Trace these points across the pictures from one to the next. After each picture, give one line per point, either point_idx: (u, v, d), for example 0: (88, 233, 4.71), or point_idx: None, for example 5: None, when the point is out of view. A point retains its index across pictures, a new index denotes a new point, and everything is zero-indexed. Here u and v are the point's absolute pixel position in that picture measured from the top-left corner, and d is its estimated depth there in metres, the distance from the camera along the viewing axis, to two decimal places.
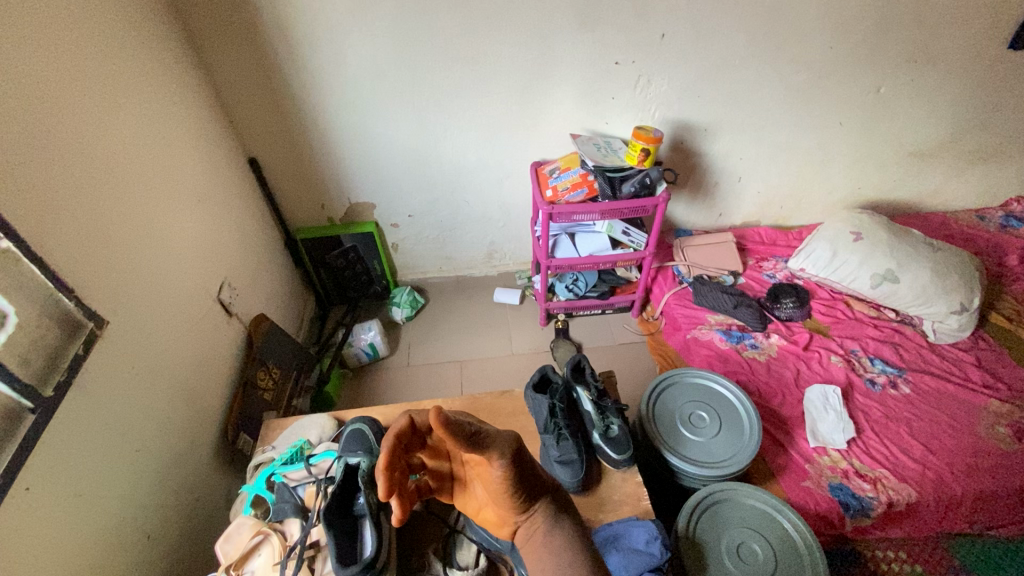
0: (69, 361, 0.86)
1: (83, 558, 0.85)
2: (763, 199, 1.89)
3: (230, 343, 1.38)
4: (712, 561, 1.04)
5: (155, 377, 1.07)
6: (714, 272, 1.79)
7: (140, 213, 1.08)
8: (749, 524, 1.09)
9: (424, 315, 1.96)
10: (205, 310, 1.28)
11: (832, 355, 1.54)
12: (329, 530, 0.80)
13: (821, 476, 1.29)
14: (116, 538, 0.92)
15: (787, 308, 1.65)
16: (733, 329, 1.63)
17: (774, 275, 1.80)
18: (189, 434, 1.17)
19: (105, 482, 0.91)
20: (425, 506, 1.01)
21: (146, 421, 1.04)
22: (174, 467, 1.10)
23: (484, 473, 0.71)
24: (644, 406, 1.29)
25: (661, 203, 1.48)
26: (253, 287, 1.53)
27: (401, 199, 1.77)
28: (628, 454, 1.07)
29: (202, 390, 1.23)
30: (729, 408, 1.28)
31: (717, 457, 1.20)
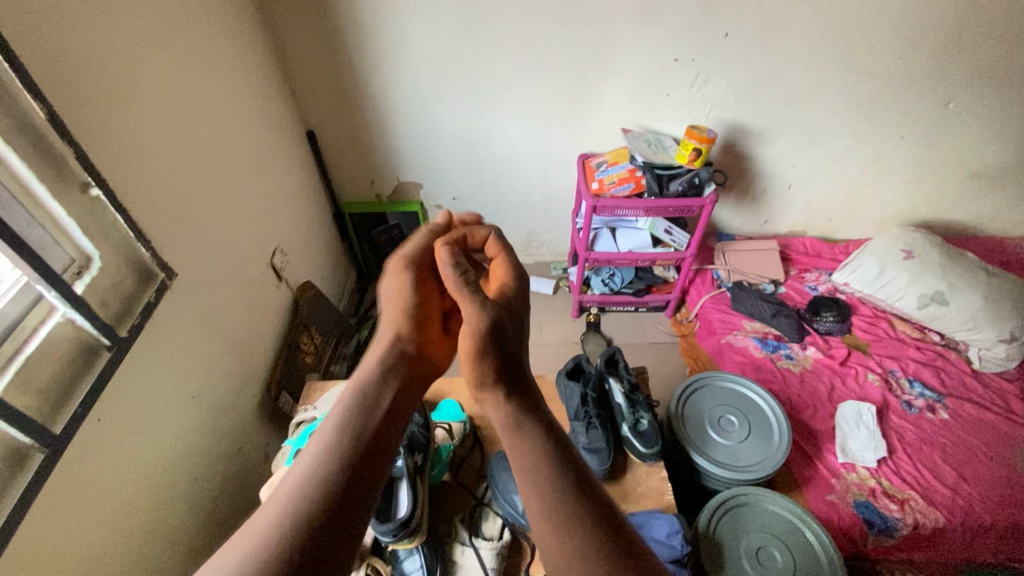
0: (143, 306, 0.92)
1: (141, 488, 0.92)
2: (812, 209, 1.86)
3: (279, 306, 1.45)
4: (730, 561, 1.05)
5: (211, 330, 1.14)
6: (754, 279, 1.77)
7: (208, 174, 1.14)
8: (769, 529, 1.10)
9: None
10: (259, 272, 1.35)
11: (869, 373, 1.51)
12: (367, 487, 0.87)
13: (847, 492, 1.28)
14: (169, 475, 0.99)
15: (827, 321, 1.62)
16: (769, 338, 1.61)
17: (816, 287, 1.76)
18: (237, 388, 1.23)
19: (163, 422, 0.98)
20: (454, 478, 1.06)
21: (201, 370, 1.10)
22: (223, 416, 1.17)
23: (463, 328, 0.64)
24: (673, 404, 1.30)
25: (707, 204, 1.47)
26: (302, 255, 1.60)
27: (448, 182, 1.81)
28: (655, 449, 1.08)
29: (251, 347, 1.30)
30: (760, 415, 1.28)
31: (742, 462, 1.20)
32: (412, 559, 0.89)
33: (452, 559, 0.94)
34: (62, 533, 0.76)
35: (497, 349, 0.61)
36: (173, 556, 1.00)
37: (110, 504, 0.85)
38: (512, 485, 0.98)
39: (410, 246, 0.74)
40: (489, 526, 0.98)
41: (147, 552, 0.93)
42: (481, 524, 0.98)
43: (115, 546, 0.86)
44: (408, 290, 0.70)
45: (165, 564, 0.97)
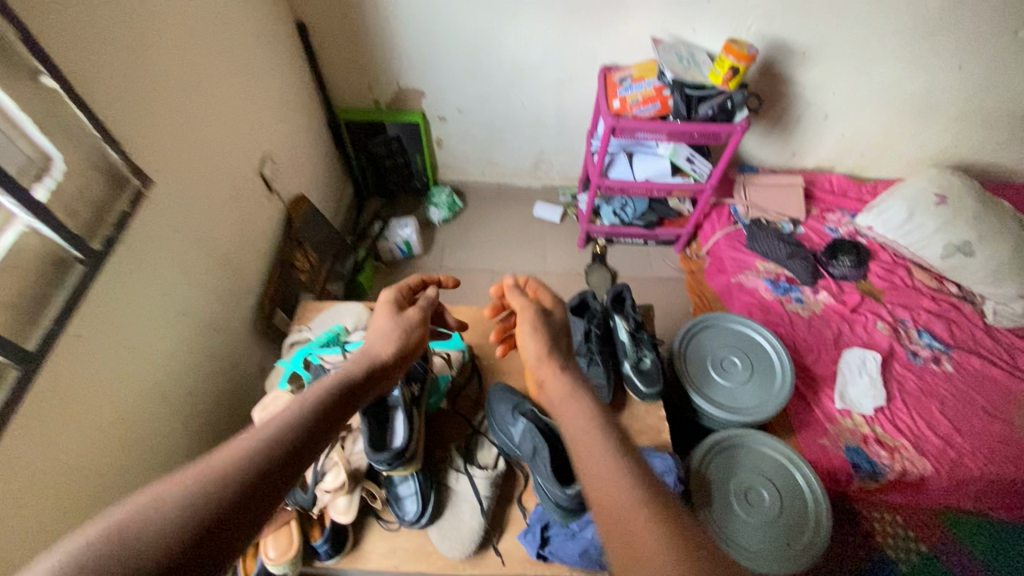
0: (116, 216, 0.84)
1: (132, 405, 0.90)
2: (844, 143, 1.72)
3: (270, 220, 1.36)
4: (719, 500, 1.06)
5: (196, 244, 1.07)
6: (773, 216, 1.67)
7: (185, 67, 1.01)
8: (761, 470, 1.09)
9: (460, 219, 1.91)
10: (247, 183, 1.25)
11: (879, 321, 1.47)
12: (364, 415, 0.84)
13: (839, 437, 1.28)
14: (162, 392, 0.97)
15: (843, 266, 1.55)
16: (782, 279, 1.55)
17: (837, 229, 1.67)
18: (228, 304, 1.18)
19: (151, 339, 0.94)
20: (452, 406, 1.04)
21: (189, 285, 1.05)
22: (215, 334, 1.14)
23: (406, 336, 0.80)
24: (676, 344, 1.26)
25: (737, 132, 1.35)
26: (294, 165, 1.48)
27: (453, 92, 1.65)
28: (656, 388, 1.06)
29: (241, 264, 1.24)
30: (764, 357, 1.25)
31: (741, 405, 1.19)
32: (407, 485, 0.89)
33: (448, 485, 0.94)
34: (50, 448, 0.74)
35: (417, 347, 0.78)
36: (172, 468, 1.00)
37: (99, 419, 0.82)
38: (509, 417, 0.97)
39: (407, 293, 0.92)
40: (485, 455, 0.98)
41: (144, 465, 0.92)
42: (478, 453, 0.98)
43: (109, 460, 0.85)
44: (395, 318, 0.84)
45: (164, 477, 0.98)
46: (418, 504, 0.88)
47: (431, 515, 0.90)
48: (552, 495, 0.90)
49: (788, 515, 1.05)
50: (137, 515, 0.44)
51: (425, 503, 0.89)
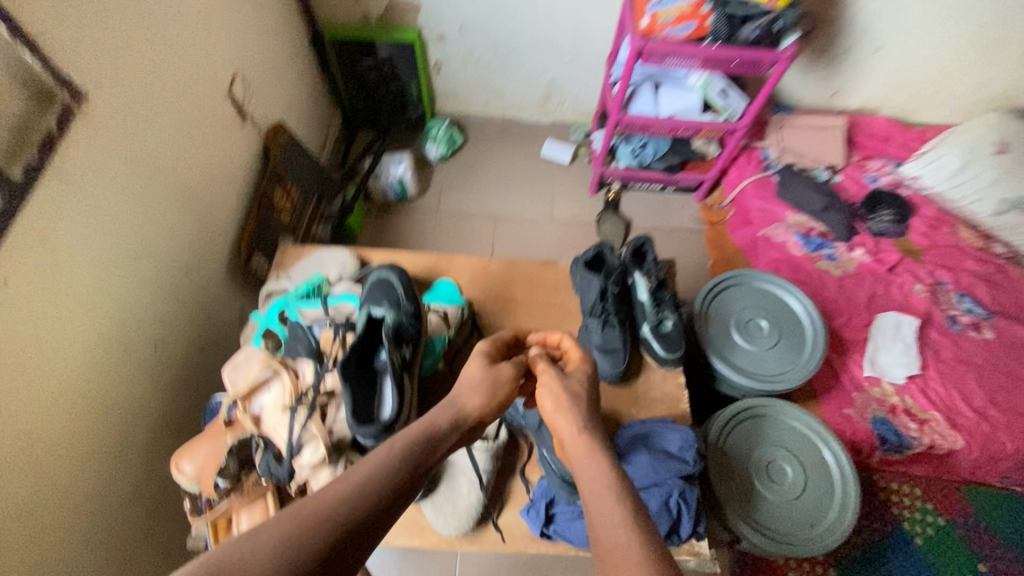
0: (40, 135, 0.69)
1: (80, 361, 0.78)
2: (895, 81, 1.52)
3: (243, 151, 1.20)
4: (737, 474, 0.97)
5: (153, 175, 0.92)
6: (808, 163, 1.51)
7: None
8: (785, 444, 1.00)
9: (460, 157, 1.73)
10: (214, 105, 1.07)
11: (917, 283, 1.34)
12: (345, 383, 0.71)
13: (866, 407, 1.19)
14: (120, 345, 0.85)
15: (883, 221, 1.42)
16: (814, 234, 1.41)
17: (878, 179, 1.51)
18: (197, 246, 1.05)
19: (102, 285, 0.81)
20: (449, 368, 0.94)
21: (147, 223, 0.91)
22: (183, 280, 1.01)
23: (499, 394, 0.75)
24: (699, 303, 1.14)
25: (782, 61, 1.17)
26: (272, 88, 1.30)
27: (454, 5, 1.43)
28: (677, 354, 0.95)
29: (210, 201, 1.09)
30: (794, 321, 1.13)
31: (766, 372, 1.08)
32: None
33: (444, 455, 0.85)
34: None
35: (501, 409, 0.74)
36: (138, 427, 0.90)
37: (39, 377, 0.71)
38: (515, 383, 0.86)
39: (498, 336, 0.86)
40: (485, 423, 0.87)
41: (103, 425, 0.82)
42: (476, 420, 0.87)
43: (56, 422, 0.74)
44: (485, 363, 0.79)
45: (130, 437, 0.88)
46: None
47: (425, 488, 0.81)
48: (560, 470, 0.81)
49: (811, 492, 0.97)
50: (228, 564, 0.43)
51: None
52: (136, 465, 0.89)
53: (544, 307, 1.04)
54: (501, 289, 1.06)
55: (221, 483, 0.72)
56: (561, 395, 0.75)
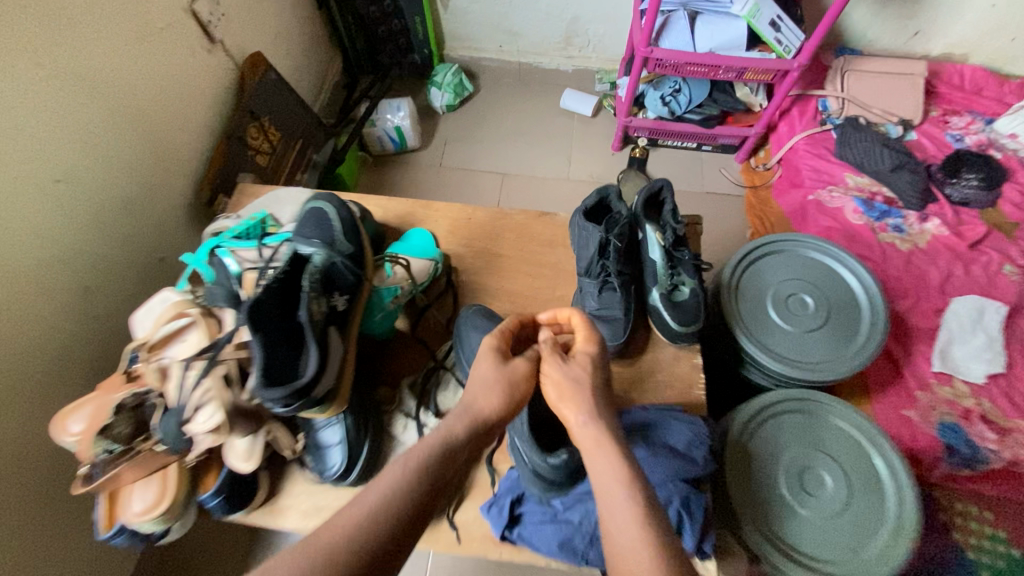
0: None
1: None
2: (994, 18, 1.24)
3: (212, 80, 1.06)
4: (761, 478, 0.78)
5: (83, 91, 0.79)
6: (875, 117, 1.26)
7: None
8: (824, 447, 0.81)
9: (469, 107, 1.56)
10: (170, 21, 0.94)
11: (1007, 264, 1.09)
12: (256, 334, 0.55)
13: (931, 410, 0.97)
14: (35, 283, 0.74)
15: (966, 186, 1.17)
16: (878, 200, 1.17)
17: (962, 138, 1.24)
18: (149, 180, 0.93)
19: (6, 210, 0.69)
20: (411, 329, 0.78)
21: (75, 146, 0.79)
22: (129, 217, 0.89)
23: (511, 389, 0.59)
24: (727, 271, 0.94)
25: None
26: (251, 12, 1.15)
27: None
28: (693, 328, 0.76)
29: (166, 131, 0.96)
30: (846, 298, 0.92)
31: (807, 358, 0.88)
32: (330, 432, 0.65)
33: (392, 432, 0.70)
34: None
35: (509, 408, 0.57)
36: (62, 377, 0.79)
37: None
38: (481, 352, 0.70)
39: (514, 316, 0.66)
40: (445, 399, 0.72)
41: (11, 373, 0.71)
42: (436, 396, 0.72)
43: None
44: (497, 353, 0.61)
45: (50, 387, 0.78)
46: (343, 457, 0.64)
47: (363, 473, 0.66)
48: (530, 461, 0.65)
49: (854, 511, 0.77)
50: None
51: (353, 457, 0.64)
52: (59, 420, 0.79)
53: (536, 265, 0.87)
54: (485, 242, 0.89)
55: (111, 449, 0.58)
56: (566, 388, 0.58)
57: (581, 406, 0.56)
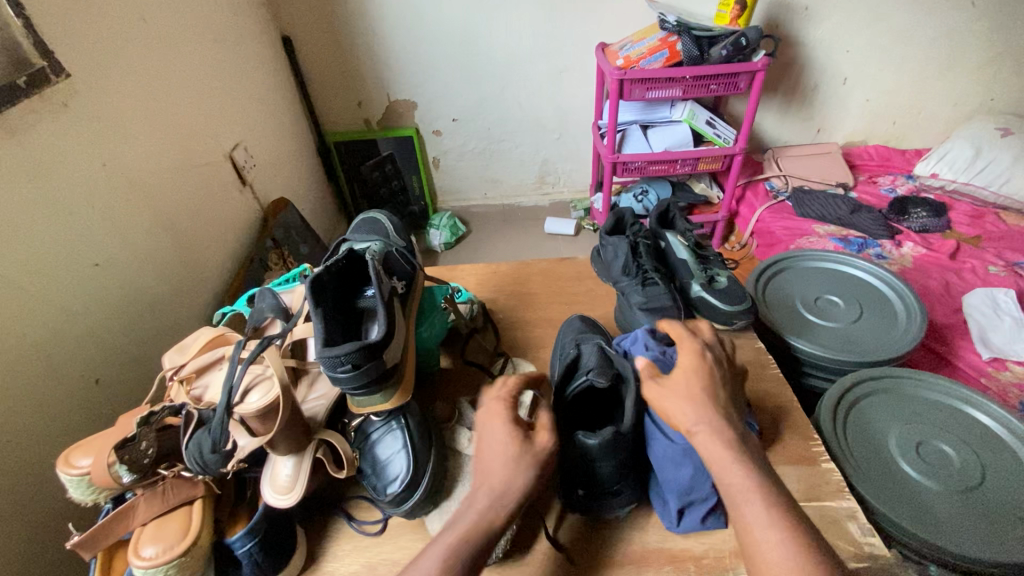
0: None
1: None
2: (871, 111, 1.56)
3: (243, 216, 1.14)
4: (879, 468, 0.69)
5: (136, 198, 0.83)
6: (818, 184, 1.47)
7: None
8: (926, 418, 0.73)
9: (465, 243, 1.72)
10: (214, 163, 1.05)
11: (992, 265, 1.18)
12: (318, 307, 0.51)
13: (1007, 394, 0.93)
14: (53, 362, 0.67)
15: (919, 218, 1.31)
16: (852, 236, 1.30)
17: (895, 190, 1.44)
18: (180, 284, 0.92)
19: (51, 282, 0.67)
20: (459, 357, 0.74)
21: (118, 238, 0.79)
22: (156, 316, 0.86)
23: (688, 394, 0.49)
24: (751, 288, 0.95)
25: (757, 70, 1.23)
26: (276, 170, 1.31)
27: (446, 97, 1.55)
28: (742, 305, 0.76)
29: (200, 245, 0.98)
30: (871, 292, 0.94)
31: (862, 345, 0.84)
32: (389, 440, 0.55)
33: (457, 448, 0.61)
34: None
35: (687, 371, 0.51)
36: (41, 492, 0.64)
37: None
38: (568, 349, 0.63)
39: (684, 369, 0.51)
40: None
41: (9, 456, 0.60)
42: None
43: None
44: (679, 396, 0.49)
45: (43, 482, 0.64)
46: (409, 463, 0.53)
47: (430, 491, 0.55)
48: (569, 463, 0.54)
49: (993, 475, 0.67)
50: None
51: (419, 468, 0.54)
52: (30, 530, 0.62)
53: (571, 296, 0.86)
54: (515, 285, 0.89)
55: (126, 477, 0.47)
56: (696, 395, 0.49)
57: (693, 419, 0.47)
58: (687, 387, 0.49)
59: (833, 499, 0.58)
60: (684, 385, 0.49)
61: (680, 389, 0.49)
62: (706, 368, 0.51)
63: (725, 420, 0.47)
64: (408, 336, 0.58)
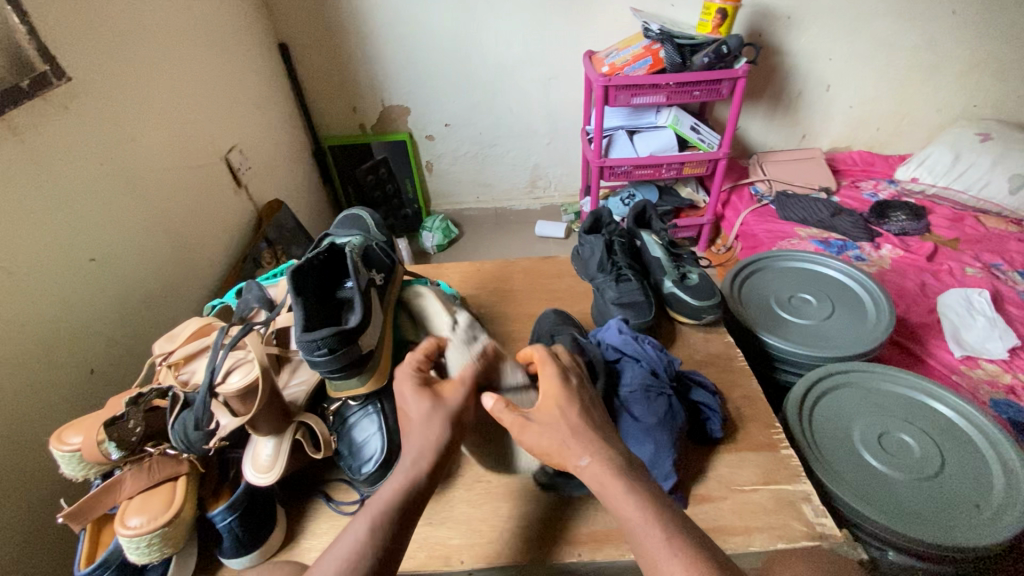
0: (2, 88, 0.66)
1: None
2: (855, 117, 1.59)
3: (238, 216, 1.17)
4: (844, 458, 0.71)
5: (133, 197, 0.87)
6: (801, 189, 1.50)
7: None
8: (889, 411, 0.76)
9: (457, 245, 1.75)
10: (211, 164, 1.09)
11: (968, 267, 1.20)
12: (297, 295, 0.54)
13: (977, 391, 0.96)
14: (50, 351, 0.70)
15: (899, 221, 1.34)
16: (832, 239, 1.33)
17: (877, 194, 1.47)
18: (175, 281, 0.95)
19: (51, 274, 0.71)
20: None
21: (114, 235, 0.82)
22: (151, 310, 0.89)
23: (565, 430, 0.47)
24: (726, 286, 0.98)
25: (738, 77, 1.27)
26: (271, 172, 1.35)
27: (439, 103, 1.60)
28: (712, 301, 0.79)
29: (196, 243, 1.02)
30: (843, 290, 0.96)
31: (832, 341, 0.87)
32: (366, 423, 0.58)
33: None
34: None
35: (560, 407, 0.49)
36: (37, 475, 0.67)
37: None
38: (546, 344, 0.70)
39: (556, 405, 0.49)
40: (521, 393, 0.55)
41: (7, 438, 0.63)
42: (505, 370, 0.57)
43: None
44: (557, 436, 0.47)
45: (39, 465, 0.67)
46: (383, 444, 0.56)
47: None
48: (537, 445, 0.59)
49: (952, 465, 0.69)
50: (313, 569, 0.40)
51: (392, 451, 0.57)
52: (26, 509, 0.65)
53: (551, 293, 0.89)
54: (497, 282, 0.92)
55: (114, 454, 0.51)
56: (571, 428, 0.47)
57: (578, 452, 0.46)
58: (564, 421, 0.48)
59: (789, 483, 0.61)
60: (559, 421, 0.48)
61: (554, 428, 0.47)
62: (573, 397, 0.50)
63: (605, 442, 0.47)
64: (385, 325, 0.61)
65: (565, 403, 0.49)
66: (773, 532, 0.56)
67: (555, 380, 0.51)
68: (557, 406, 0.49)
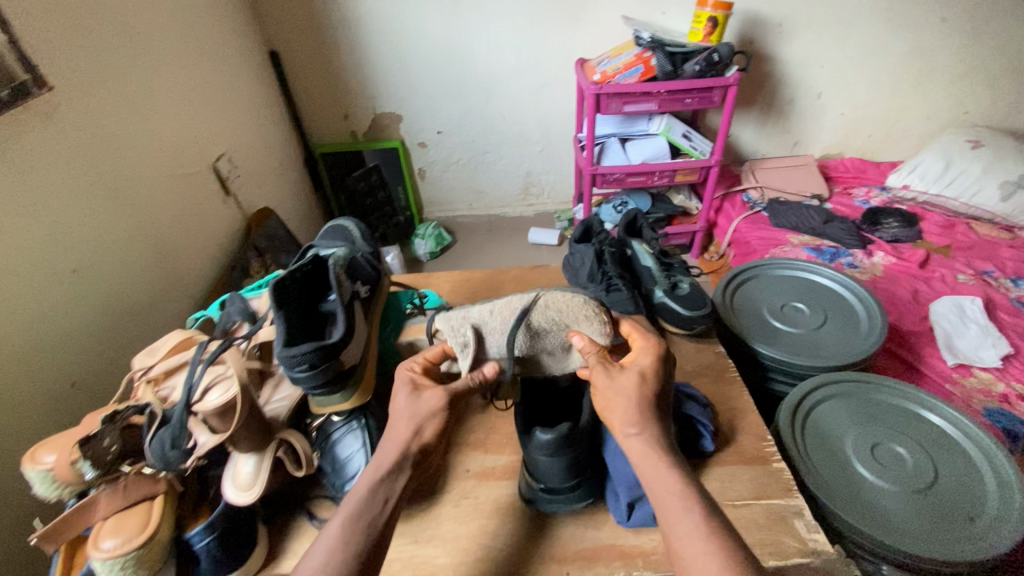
0: None
1: None
2: (846, 124, 1.60)
3: (225, 225, 1.16)
4: (836, 470, 0.70)
5: (117, 206, 0.85)
6: (793, 196, 1.50)
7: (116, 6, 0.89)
8: (882, 422, 0.75)
9: (449, 253, 1.74)
10: (198, 172, 1.08)
11: (960, 274, 1.20)
12: (279, 309, 0.53)
13: (971, 399, 0.95)
14: (27, 365, 0.68)
15: (891, 228, 1.34)
16: (824, 246, 1.33)
17: (869, 201, 1.47)
18: (159, 291, 0.93)
19: (29, 287, 0.69)
20: None
21: (97, 245, 0.81)
22: (134, 321, 0.87)
23: (630, 394, 0.47)
24: (718, 296, 0.97)
25: (729, 84, 1.27)
26: (261, 180, 1.34)
27: (432, 110, 1.59)
28: (703, 311, 0.78)
29: (181, 252, 1.00)
30: (835, 299, 0.96)
31: (824, 351, 0.86)
32: (349, 440, 0.57)
33: None
34: None
35: (641, 373, 0.49)
36: (13, 493, 0.65)
37: None
38: None
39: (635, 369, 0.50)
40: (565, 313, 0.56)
41: None
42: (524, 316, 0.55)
43: None
44: (621, 395, 0.47)
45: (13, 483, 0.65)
46: (366, 460, 0.55)
47: None
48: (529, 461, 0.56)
49: (946, 478, 0.68)
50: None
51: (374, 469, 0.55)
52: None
53: None
54: (487, 292, 0.91)
55: (88, 473, 0.50)
56: (638, 399, 0.47)
57: (630, 421, 0.46)
58: (632, 386, 0.48)
59: (781, 498, 0.60)
60: (630, 385, 0.48)
61: (622, 387, 0.48)
62: (654, 374, 0.49)
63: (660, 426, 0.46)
64: (369, 338, 0.60)
65: (644, 372, 0.49)
66: (765, 548, 0.55)
67: (649, 351, 0.52)
68: (636, 368, 0.50)
